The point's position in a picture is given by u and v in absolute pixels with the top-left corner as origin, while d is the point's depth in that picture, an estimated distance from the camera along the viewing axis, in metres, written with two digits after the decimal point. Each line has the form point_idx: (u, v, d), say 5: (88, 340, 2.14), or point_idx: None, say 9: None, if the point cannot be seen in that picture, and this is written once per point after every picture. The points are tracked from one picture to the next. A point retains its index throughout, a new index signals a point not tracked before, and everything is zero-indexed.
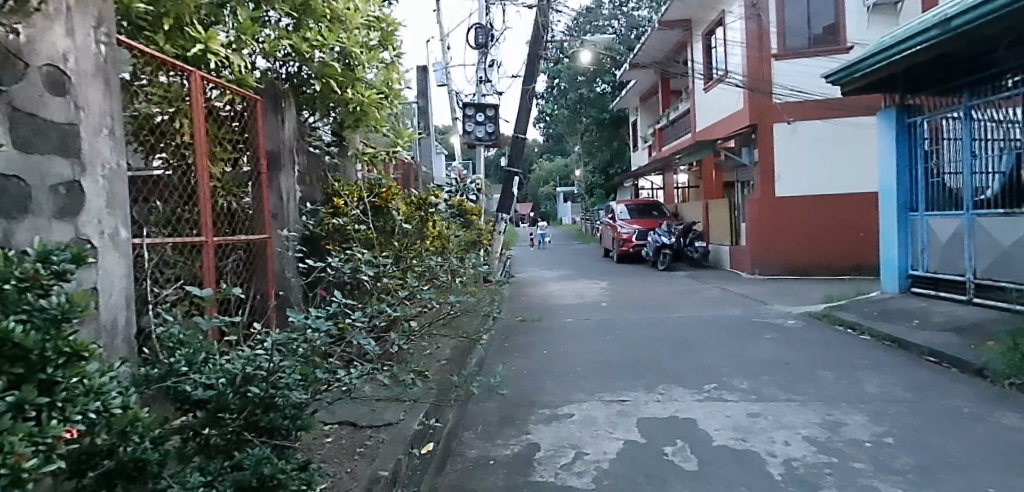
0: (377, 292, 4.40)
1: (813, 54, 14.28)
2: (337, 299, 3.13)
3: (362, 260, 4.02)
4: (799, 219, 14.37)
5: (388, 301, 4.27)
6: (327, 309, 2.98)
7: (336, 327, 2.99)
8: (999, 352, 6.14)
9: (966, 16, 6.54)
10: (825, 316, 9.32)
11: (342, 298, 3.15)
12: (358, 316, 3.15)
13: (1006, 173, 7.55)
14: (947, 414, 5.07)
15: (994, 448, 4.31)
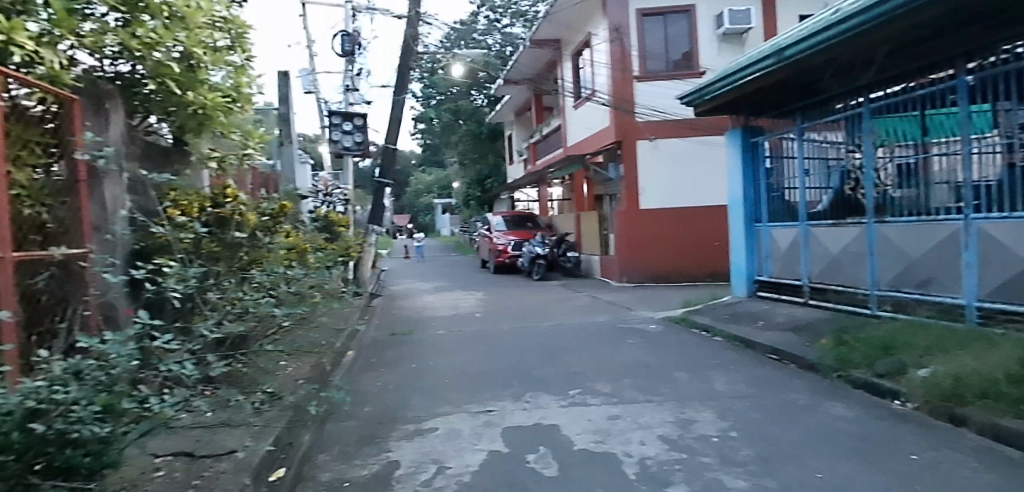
0: (206, 307, 4.24)
1: (670, 77, 15.36)
2: (141, 318, 2.90)
3: (175, 273, 3.68)
4: (661, 230, 15.32)
5: (213, 319, 4.02)
6: (128, 331, 2.73)
7: (138, 349, 2.76)
8: (826, 348, 6.87)
9: (795, 48, 7.28)
10: (683, 320, 10.01)
11: (147, 317, 2.93)
12: (167, 337, 2.93)
13: (833, 189, 8.52)
14: (783, 407, 5.57)
15: (818, 433, 4.79)
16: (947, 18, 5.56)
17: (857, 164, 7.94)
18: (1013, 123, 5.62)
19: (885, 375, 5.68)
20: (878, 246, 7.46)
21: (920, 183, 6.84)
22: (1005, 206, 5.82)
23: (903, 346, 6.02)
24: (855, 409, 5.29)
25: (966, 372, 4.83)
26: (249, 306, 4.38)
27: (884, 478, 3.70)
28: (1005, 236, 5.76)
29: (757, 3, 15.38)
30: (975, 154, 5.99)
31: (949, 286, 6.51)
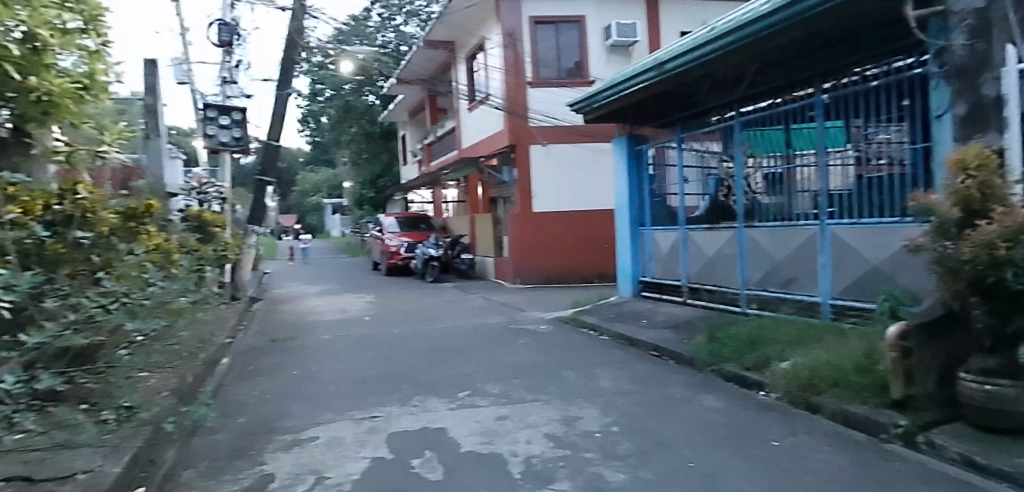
0: (40, 317, 4.00)
1: (561, 84, 15.75)
2: None
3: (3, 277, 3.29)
4: (553, 232, 15.70)
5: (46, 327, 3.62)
6: None
7: None
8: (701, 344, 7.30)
9: (674, 63, 7.69)
10: (572, 320, 10.30)
11: None
12: None
13: (709, 196, 8.97)
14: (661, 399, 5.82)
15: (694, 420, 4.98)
16: (805, 41, 6.10)
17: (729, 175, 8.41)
18: (863, 139, 5.96)
19: (752, 368, 5.72)
20: (748, 249, 7.81)
21: (787, 192, 7.12)
22: (854, 213, 6.12)
23: (768, 341, 6.05)
24: (726, 401, 5.31)
25: (821, 363, 4.84)
26: (96, 315, 4.11)
27: (749, 464, 3.73)
28: (855, 240, 6.04)
29: (642, 17, 16.13)
30: (827, 167, 6.35)
31: (806, 285, 6.84)
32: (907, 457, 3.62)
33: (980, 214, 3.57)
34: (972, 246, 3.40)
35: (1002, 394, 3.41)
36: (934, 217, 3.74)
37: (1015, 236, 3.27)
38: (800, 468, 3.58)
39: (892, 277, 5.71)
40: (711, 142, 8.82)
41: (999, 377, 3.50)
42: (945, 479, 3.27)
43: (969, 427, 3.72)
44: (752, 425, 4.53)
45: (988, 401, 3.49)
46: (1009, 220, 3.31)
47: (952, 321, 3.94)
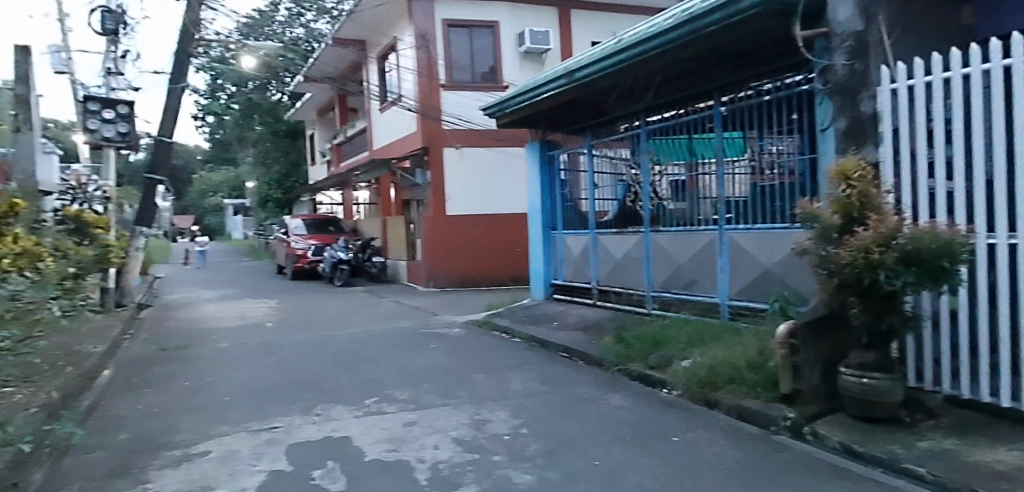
0: None
1: (475, 88, 15.78)
2: None
3: None
4: (467, 236, 15.65)
5: None
6: None
7: None
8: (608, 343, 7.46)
9: (583, 72, 7.85)
10: (485, 323, 10.28)
11: None
12: None
13: (618, 200, 9.14)
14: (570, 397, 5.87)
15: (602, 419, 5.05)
16: (706, 55, 6.39)
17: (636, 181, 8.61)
18: (757, 149, 6.26)
19: (655, 368, 5.81)
20: (653, 253, 7.93)
21: (690, 197, 7.32)
22: (748, 219, 6.45)
23: (671, 340, 6.17)
24: (631, 398, 5.32)
25: (718, 360, 4.99)
26: None
27: (651, 459, 3.85)
28: (750, 244, 6.34)
29: (555, 24, 16.41)
30: (725, 176, 6.68)
31: (708, 287, 7.04)
32: (793, 447, 3.87)
33: (857, 220, 3.91)
34: (850, 250, 3.70)
35: (877, 386, 3.75)
36: (817, 224, 4.02)
37: (887, 241, 3.61)
38: (698, 461, 3.73)
39: (782, 279, 6.02)
40: (620, 148, 9.00)
41: (874, 371, 3.81)
42: (826, 466, 3.51)
43: (849, 417, 4.02)
44: (654, 419, 4.64)
45: (863, 393, 3.80)
46: (882, 227, 3.65)
47: (834, 318, 4.23)
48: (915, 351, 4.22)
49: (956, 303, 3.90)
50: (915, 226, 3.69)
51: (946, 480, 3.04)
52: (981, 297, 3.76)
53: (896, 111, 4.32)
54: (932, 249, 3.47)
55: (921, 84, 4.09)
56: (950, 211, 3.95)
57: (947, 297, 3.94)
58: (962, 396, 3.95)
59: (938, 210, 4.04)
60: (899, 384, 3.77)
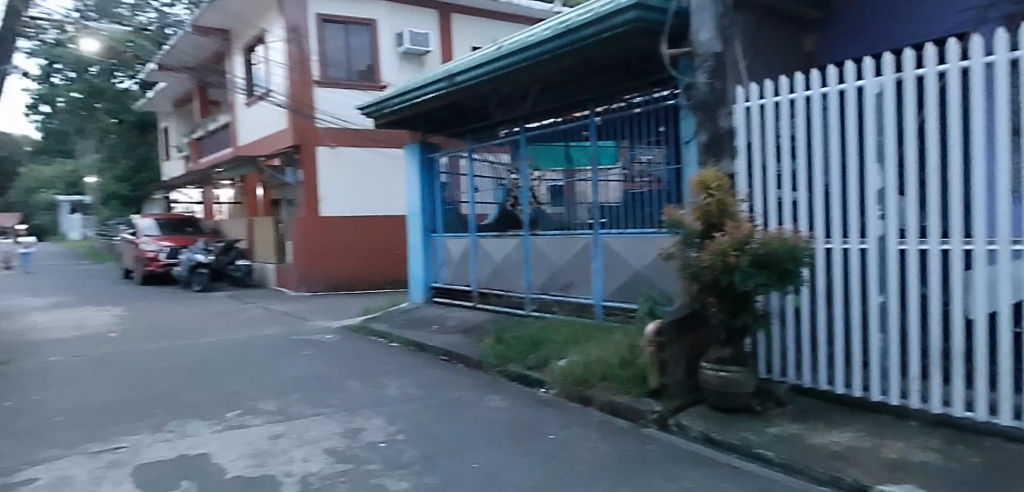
0: None
1: (351, 86, 15.22)
2: None
3: None
4: (342, 238, 15.10)
5: None
6: None
7: None
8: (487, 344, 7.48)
9: (463, 76, 7.82)
10: (361, 328, 9.94)
11: None
12: None
13: (499, 204, 9.30)
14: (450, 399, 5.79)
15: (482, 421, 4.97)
16: (582, 66, 6.62)
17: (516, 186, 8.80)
18: (629, 158, 6.57)
19: (533, 368, 5.91)
20: (532, 256, 8.08)
21: (567, 202, 7.56)
22: (620, 224, 6.76)
23: (549, 341, 6.29)
24: (509, 399, 5.37)
25: (592, 358, 5.18)
26: None
27: (528, 458, 3.91)
28: (621, 248, 6.65)
29: (435, 27, 16.33)
30: (600, 183, 6.81)
31: (583, 288, 7.30)
32: (660, 438, 4.08)
33: (715, 226, 4.21)
34: (710, 254, 3.98)
35: (732, 378, 4.06)
36: (682, 230, 4.30)
37: (742, 246, 3.90)
38: (572, 457, 3.83)
39: (650, 280, 6.38)
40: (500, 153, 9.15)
41: (730, 365, 4.13)
42: (688, 454, 3.75)
43: (708, 408, 4.32)
44: (532, 419, 4.71)
45: (721, 385, 4.10)
46: (737, 232, 3.94)
47: (696, 317, 4.53)
48: (765, 346, 4.64)
49: (799, 302, 4.34)
50: (764, 231, 4.03)
51: (792, 462, 3.34)
52: (819, 296, 4.21)
53: (750, 127, 4.74)
54: (779, 253, 3.82)
55: (770, 104, 4.52)
56: (795, 219, 4.41)
57: (792, 297, 4.38)
58: (804, 385, 4.40)
59: (785, 217, 4.47)
60: (750, 375, 4.11)
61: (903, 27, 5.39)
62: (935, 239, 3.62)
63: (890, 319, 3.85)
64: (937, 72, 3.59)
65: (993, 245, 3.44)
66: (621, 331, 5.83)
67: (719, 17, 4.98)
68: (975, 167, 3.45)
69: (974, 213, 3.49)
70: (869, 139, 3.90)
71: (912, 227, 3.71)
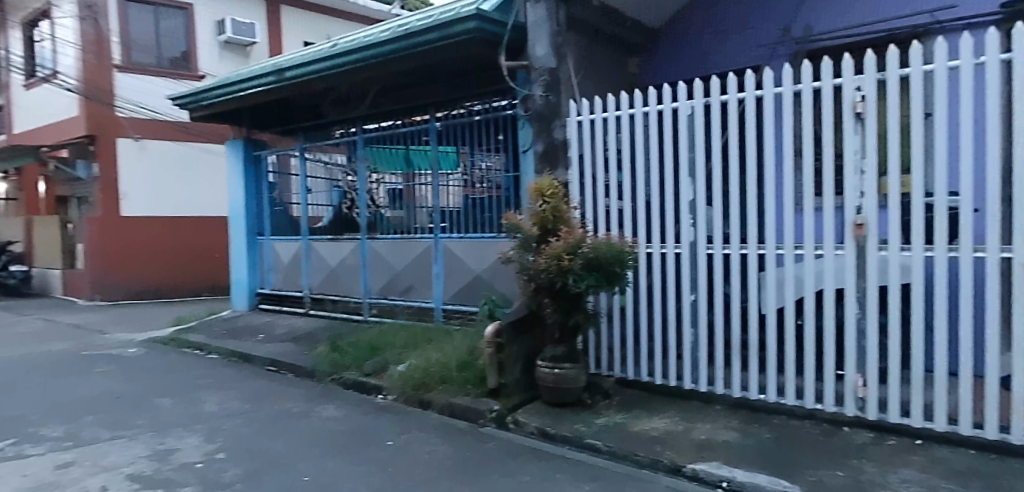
0: None
1: (160, 74, 13.59)
2: None
3: None
4: (149, 240, 13.51)
5: None
6: None
7: None
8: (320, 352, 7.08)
9: (294, 71, 7.36)
10: (172, 339, 8.91)
11: None
12: None
13: (335, 206, 8.81)
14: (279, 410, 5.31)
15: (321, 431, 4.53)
16: (422, 71, 6.58)
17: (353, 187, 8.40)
18: (468, 164, 6.65)
19: (370, 374, 5.72)
20: (370, 260, 7.86)
21: (407, 206, 7.46)
22: (460, 228, 6.80)
23: (387, 346, 6.13)
24: (344, 408, 5.13)
25: (431, 361, 5.13)
26: None
27: (364, 466, 3.74)
28: (461, 251, 6.72)
29: (261, 18, 15.25)
30: (440, 187, 6.96)
31: (423, 292, 7.23)
32: (497, 436, 4.15)
33: (551, 232, 4.38)
34: (546, 258, 4.13)
35: (566, 374, 4.28)
36: (520, 235, 4.43)
37: (575, 249, 4.12)
38: (411, 462, 3.75)
39: (490, 283, 6.49)
40: (336, 154, 8.73)
41: (564, 362, 4.33)
42: (524, 450, 3.86)
43: (543, 404, 4.49)
44: (369, 426, 4.55)
45: (555, 382, 4.30)
46: (570, 237, 4.14)
47: (532, 318, 4.70)
48: (594, 343, 4.94)
49: (624, 301, 4.69)
50: (594, 237, 4.27)
51: (617, 450, 3.60)
52: (641, 296, 4.58)
53: (581, 140, 5.00)
54: (608, 256, 4.10)
55: (599, 119, 4.81)
56: (620, 226, 4.75)
57: (618, 297, 4.72)
58: (628, 377, 4.76)
59: (612, 224, 4.79)
60: (581, 370, 4.35)
61: (709, 57, 6.11)
62: (736, 244, 4.14)
63: (700, 315, 4.32)
64: (737, 98, 4.12)
65: (781, 250, 4.05)
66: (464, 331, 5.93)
67: (554, 35, 5.24)
68: (768, 183, 4.03)
69: (766, 222, 4.06)
70: (683, 155, 4.34)
71: (717, 233, 4.21)
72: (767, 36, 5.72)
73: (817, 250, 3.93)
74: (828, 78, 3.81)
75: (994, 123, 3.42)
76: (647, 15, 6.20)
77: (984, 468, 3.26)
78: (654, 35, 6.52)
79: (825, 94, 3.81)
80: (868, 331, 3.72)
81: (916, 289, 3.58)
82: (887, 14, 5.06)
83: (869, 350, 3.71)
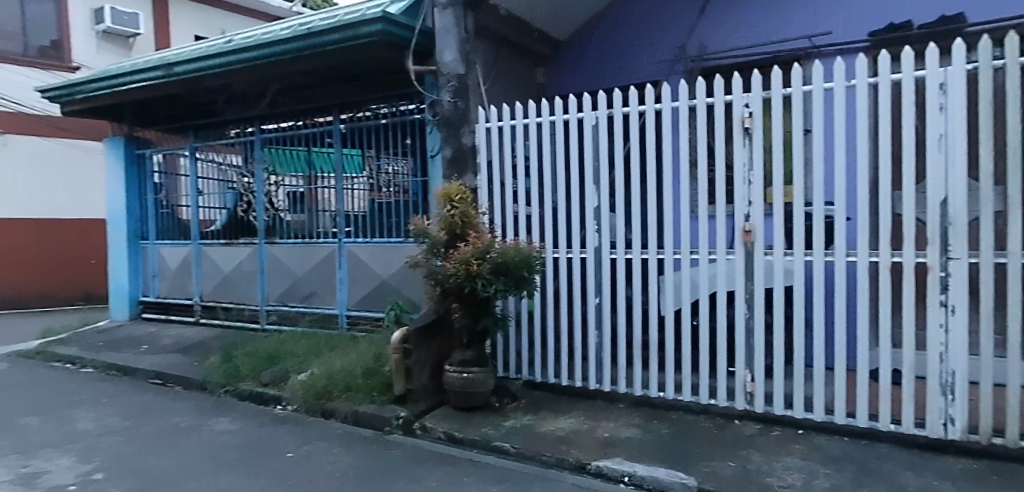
0: None
1: (28, 64, 12.35)
2: None
3: None
4: (11, 245, 12.15)
5: None
6: None
7: None
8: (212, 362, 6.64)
9: (183, 67, 6.88)
10: (38, 353, 8.04)
11: None
12: None
13: (228, 209, 8.27)
14: (165, 431, 4.76)
15: (217, 448, 4.20)
16: (325, 72, 6.37)
17: (248, 190, 7.95)
18: (374, 168, 6.49)
19: (269, 385, 5.44)
20: (268, 265, 7.50)
21: (308, 210, 7.17)
22: (366, 233, 6.63)
23: (287, 355, 5.86)
24: (240, 421, 4.83)
25: (335, 369, 4.96)
26: None
27: (264, 480, 3.53)
28: (367, 256, 6.55)
29: (147, 9, 14.22)
30: (345, 191, 6.76)
31: (326, 299, 6.98)
32: (404, 442, 4.08)
33: (459, 237, 4.32)
34: (454, 263, 4.09)
35: (475, 378, 4.28)
36: (426, 241, 4.33)
37: (483, 255, 4.08)
38: (315, 474, 3.58)
39: (397, 289, 6.38)
40: (229, 154, 8.25)
41: (472, 366, 4.33)
42: (433, 455, 3.81)
43: (451, 409, 4.45)
44: (268, 438, 4.32)
45: (463, 386, 4.28)
46: (479, 242, 4.12)
47: (440, 323, 4.66)
48: (503, 346, 4.97)
49: (532, 305, 4.75)
50: (503, 242, 4.26)
51: (524, 451, 3.63)
52: (548, 300, 4.67)
53: (489, 146, 5.00)
54: (515, 261, 4.09)
55: (507, 126, 4.83)
56: (527, 231, 4.81)
57: (526, 301, 4.77)
58: (535, 379, 4.83)
59: (519, 230, 4.84)
60: (490, 374, 4.37)
61: (612, 70, 6.36)
62: (638, 249, 4.31)
63: (604, 318, 4.45)
64: (639, 110, 4.30)
65: (678, 255, 4.27)
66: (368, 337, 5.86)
67: (462, 42, 5.25)
68: (667, 191, 4.24)
69: (665, 228, 4.26)
70: (588, 163, 4.46)
71: (620, 239, 4.37)
72: (665, 52, 6.04)
73: (711, 255, 4.19)
74: (720, 95, 4.07)
75: (862, 140, 3.80)
76: (553, 26, 6.36)
77: (855, 453, 3.59)
78: (559, 47, 6.68)
79: (718, 110, 4.08)
80: (756, 330, 4.00)
81: (797, 291, 3.89)
82: (771, 37, 5.48)
83: (756, 347, 3.98)
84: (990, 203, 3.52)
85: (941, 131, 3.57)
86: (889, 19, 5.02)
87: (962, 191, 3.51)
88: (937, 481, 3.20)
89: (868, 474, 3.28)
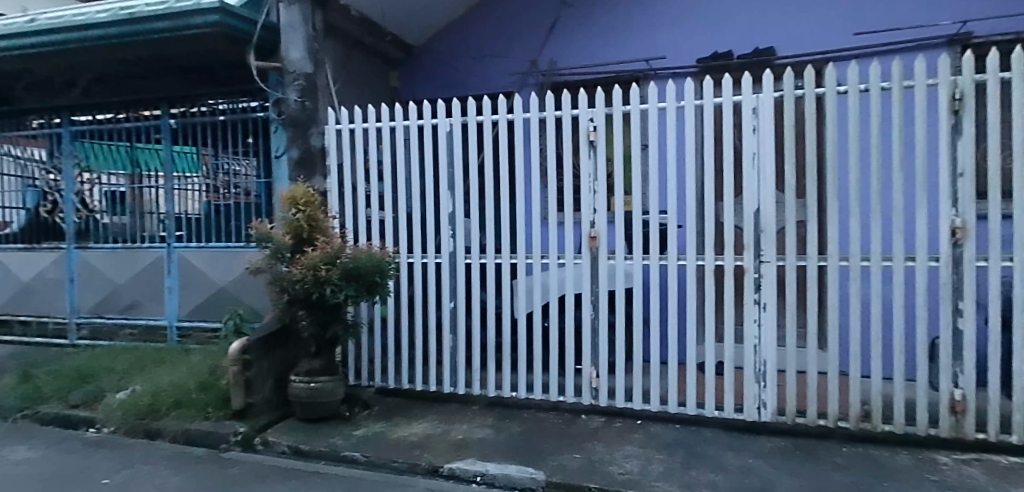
0: None
1: None
2: None
3: None
4: None
5: None
6: None
7: None
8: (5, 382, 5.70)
9: None
10: None
11: None
12: None
13: (29, 210, 7.07)
14: None
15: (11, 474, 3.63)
16: (152, 61, 5.78)
17: (54, 187, 6.90)
18: (212, 167, 5.98)
19: (79, 406, 4.77)
20: (79, 273, 6.62)
21: (130, 211, 6.43)
22: (200, 237, 6.06)
23: (103, 372, 5.19)
24: (41, 448, 4.18)
25: (162, 385, 4.48)
26: None
27: None
28: (201, 263, 5.99)
29: None
30: (176, 191, 6.17)
31: (152, 309, 6.28)
32: (242, 459, 3.77)
33: (307, 242, 4.09)
34: (300, 268, 3.86)
35: (323, 388, 4.07)
36: (269, 245, 4.05)
37: (332, 260, 3.88)
38: None
39: (235, 297, 5.90)
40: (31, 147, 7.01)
41: (321, 375, 4.12)
42: (276, 470, 3.57)
43: (297, 421, 4.21)
44: (77, 465, 3.78)
45: (311, 396, 4.06)
46: (328, 247, 3.91)
47: (284, 332, 4.38)
48: (355, 354, 4.80)
49: (385, 311, 4.64)
50: (355, 247, 4.08)
51: (375, 459, 3.53)
52: (402, 306, 4.58)
53: (340, 149, 4.78)
54: (366, 266, 3.91)
55: (358, 129, 4.66)
56: (381, 235, 4.68)
57: (378, 306, 4.64)
58: (388, 386, 4.72)
59: (372, 234, 4.70)
60: (339, 383, 4.18)
61: (468, 79, 6.46)
62: (492, 254, 4.38)
63: (458, 322, 4.47)
64: (492, 119, 4.39)
65: (530, 259, 4.40)
66: (202, 350, 5.38)
67: (310, 40, 5.03)
68: (520, 198, 4.36)
69: (517, 233, 4.38)
70: (442, 168, 4.45)
71: (473, 244, 4.41)
72: (518, 65, 6.26)
73: (560, 260, 4.37)
74: (568, 108, 4.28)
75: (690, 155, 4.19)
76: (408, 30, 6.31)
77: (686, 438, 3.92)
78: (413, 52, 6.65)
79: (565, 123, 4.28)
80: (600, 330, 4.23)
81: (637, 293, 4.18)
82: (614, 58, 5.90)
83: (601, 346, 4.22)
84: (793, 213, 4.03)
85: (754, 150, 4.05)
86: (713, 49, 5.61)
87: (771, 203, 4.01)
88: (752, 459, 3.60)
89: (696, 457, 3.60)
